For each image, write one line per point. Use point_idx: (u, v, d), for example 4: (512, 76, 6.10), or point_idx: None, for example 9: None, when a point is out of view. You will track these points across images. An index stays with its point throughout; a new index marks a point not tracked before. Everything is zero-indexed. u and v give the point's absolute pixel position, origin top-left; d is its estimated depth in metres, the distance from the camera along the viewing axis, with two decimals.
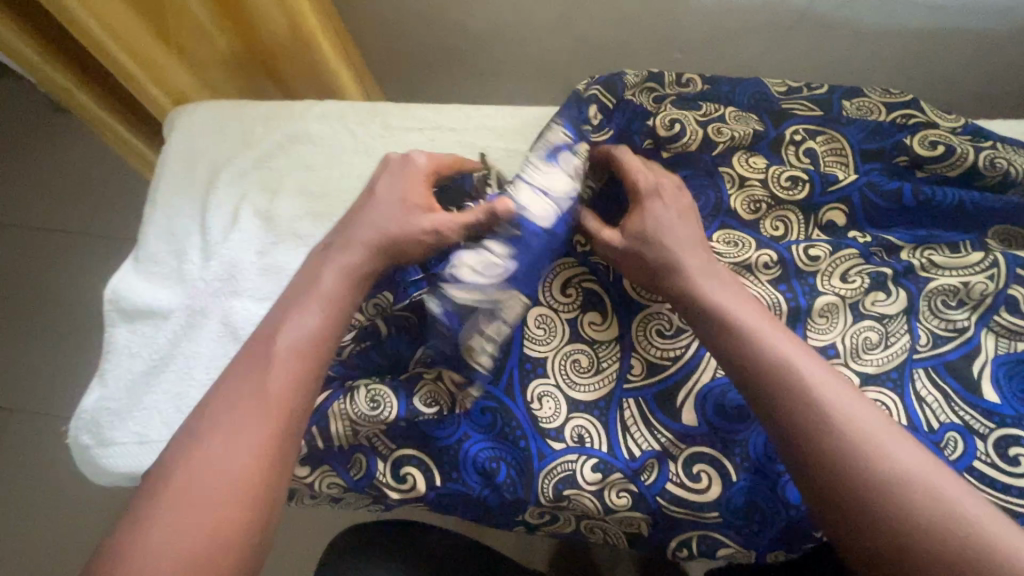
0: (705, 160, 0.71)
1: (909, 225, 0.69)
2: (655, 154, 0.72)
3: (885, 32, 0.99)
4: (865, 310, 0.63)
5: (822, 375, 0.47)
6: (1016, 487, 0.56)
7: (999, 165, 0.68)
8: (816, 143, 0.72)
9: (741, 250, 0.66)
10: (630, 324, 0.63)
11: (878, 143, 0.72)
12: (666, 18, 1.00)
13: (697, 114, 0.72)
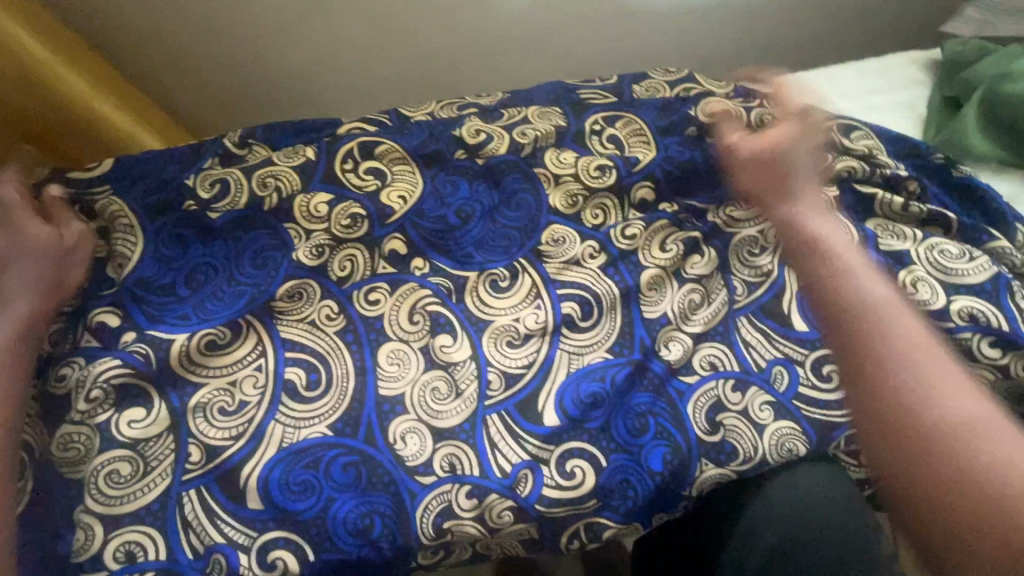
0: (517, 162, 0.73)
1: (712, 188, 0.74)
2: (470, 162, 0.74)
3: (670, 15, 1.11)
4: (687, 275, 0.67)
5: (885, 308, 0.60)
6: (834, 402, 0.62)
7: (766, 121, 0.77)
8: (616, 128, 0.77)
9: (565, 247, 0.69)
10: (481, 338, 0.64)
11: (670, 119, 0.78)
12: (476, 25, 1.05)
13: (500, 122, 0.77)
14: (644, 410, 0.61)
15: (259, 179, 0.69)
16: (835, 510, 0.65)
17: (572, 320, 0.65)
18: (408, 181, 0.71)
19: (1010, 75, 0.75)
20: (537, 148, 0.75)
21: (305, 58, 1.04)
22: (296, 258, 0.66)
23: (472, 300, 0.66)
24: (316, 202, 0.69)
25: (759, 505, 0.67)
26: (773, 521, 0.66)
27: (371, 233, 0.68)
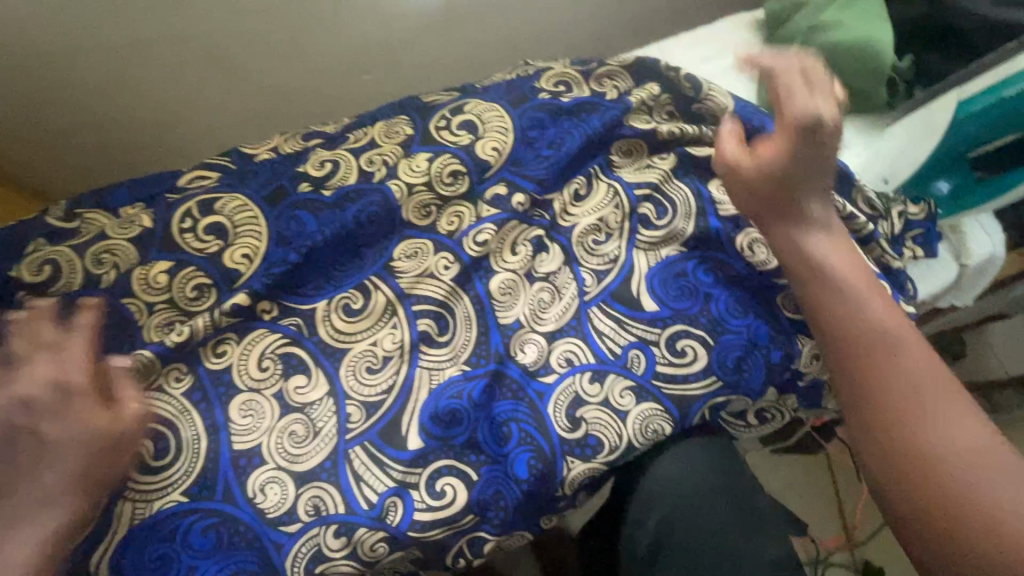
0: (368, 191, 0.68)
1: (569, 164, 0.71)
2: (318, 196, 0.68)
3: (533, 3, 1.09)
4: (538, 273, 0.67)
5: (868, 347, 0.51)
6: (691, 373, 0.64)
7: (606, 82, 0.76)
8: (466, 115, 0.72)
9: (419, 260, 0.67)
10: (338, 372, 0.64)
11: (513, 101, 0.74)
12: (334, 41, 1.00)
13: (347, 146, 0.72)
14: (506, 419, 0.61)
15: (93, 257, 0.63)
16: (720, 471, 0.66)
17: (429, 336, 0.65)
18: (247, 225, 0.66)
19: (821, 26, 0.77)
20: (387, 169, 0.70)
21: (159, 109, 1.00)
22: (145, 336, 0.62)
23: (327, 331, 0.65)
24: (154, 273, 0.63)
25: (656, 471, 0.67)
26: (668, 488, 0.66)
27: (218, 298, 0.64)
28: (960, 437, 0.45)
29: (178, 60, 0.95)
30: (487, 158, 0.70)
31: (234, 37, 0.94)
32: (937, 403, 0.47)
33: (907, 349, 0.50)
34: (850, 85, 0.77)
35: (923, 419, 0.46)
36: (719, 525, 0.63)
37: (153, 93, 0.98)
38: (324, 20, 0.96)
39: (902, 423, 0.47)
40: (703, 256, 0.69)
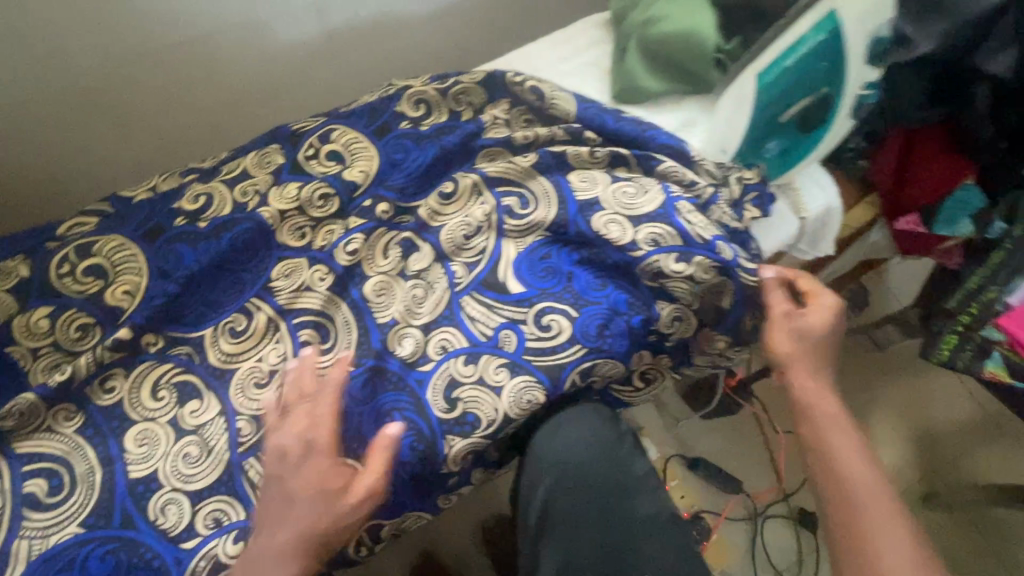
0: (242, 219, 0.72)
1: (432, 176, 0.77)
2: (194, 228, 0.72)
3: (415, 19, 1.13)
4: (410, 272, 0.72)
5: (847, 455, 0.61)
6: (558, 345, 0.69)
7: (462, 99, 0.82)
8: (332, 144, 0.77)
9: (295, 277, 0.71)
10: (228, 391, 0.67)
11: (376, 126, 0.79)
12: (221, 79, 1.03)
13: (221, 178, 0.76)
14: (389, 408, 0.66)
15: None
16: (602, 441, 0.72)
17: (311, 345, 0.69)
18: (127, 264, 0.69)
19: (650, 20, 0.84)
20: (259, 195, 0.74)
21: (48, 160, 1.00)
22: (32, 379, 0.65)
23: (216, 354, 0.68)
24: (36, 318, 0.66)
25: (543, 447, 0.72)
26: (556, 460, 0.71)
27: (102, 337, 0.67)
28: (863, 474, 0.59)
29: (69, 116, 0.97)
30: (355, 180, 0.75)
31: (121, 87, 0.97)
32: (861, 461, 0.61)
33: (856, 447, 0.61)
34: (687, 69, 0.83)
35: (879, 517, 0.57)
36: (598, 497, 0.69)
37: (45, 149, 0.99)
38: (207, 63, 1.00)
39: (878, 533, 0.56)
40: (566, 239, 0.74)
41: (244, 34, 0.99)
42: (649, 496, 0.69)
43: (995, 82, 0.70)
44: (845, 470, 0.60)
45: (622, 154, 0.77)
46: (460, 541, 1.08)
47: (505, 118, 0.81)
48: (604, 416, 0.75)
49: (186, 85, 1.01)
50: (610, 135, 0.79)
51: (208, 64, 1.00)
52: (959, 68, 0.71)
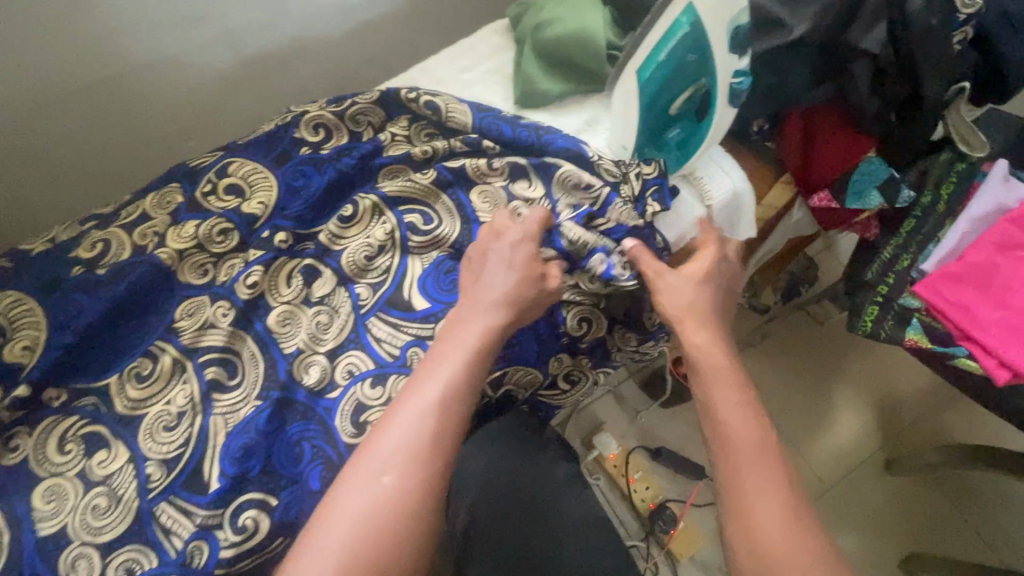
0: (140, 262, 0.71)
1: (332, 200, 0.77)
2: (92, 274, 0.71)
3: (333, 41, 1.10)
4: (314, 298, 0.72)
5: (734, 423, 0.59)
6: None
7: (362, 120, 0.82)
8: (230, 177, 0.77)
9: (198, 316, 0.71)
10: (136, 437, 0.66)
11: (275, 155, 0.79)
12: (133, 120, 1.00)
13: (118, 222, 0.75)
14: (298, 438, 0.66)
15: None
16: (521, 450, 0.76)
17: (219, 383, 0.68)
18: (23, 318, 0.68)
19: (543, 23, 0.85)
20: (157, 236, 0.73)
21: None
22: None
23: (122, 401, 0.68)
24: None
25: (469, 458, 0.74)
26: (478, 471, 0.74)
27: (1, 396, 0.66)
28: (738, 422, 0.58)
29: None
30: (254, 212, 0.75)
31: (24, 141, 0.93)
32: (734, 407, 0.59)
33: (736, 410, 0.59)
34: (584, 68, 0.84)
35: (754, 486, 0.54)
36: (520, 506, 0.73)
37: None
38: (115, 105, 0.97)
39: (757, 499, 0.54)
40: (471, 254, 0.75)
41: (153, 73, 0.96)
42: (563, 501, 0.75)
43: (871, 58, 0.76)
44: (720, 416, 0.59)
45: (520, 165, 0.76)
46: None
47: (405, 134, 0.81)
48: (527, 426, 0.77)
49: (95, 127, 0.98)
50: (510, 144, 0.79)
51: (116, 108, 0.97)
52: (834, 47, 0.76)
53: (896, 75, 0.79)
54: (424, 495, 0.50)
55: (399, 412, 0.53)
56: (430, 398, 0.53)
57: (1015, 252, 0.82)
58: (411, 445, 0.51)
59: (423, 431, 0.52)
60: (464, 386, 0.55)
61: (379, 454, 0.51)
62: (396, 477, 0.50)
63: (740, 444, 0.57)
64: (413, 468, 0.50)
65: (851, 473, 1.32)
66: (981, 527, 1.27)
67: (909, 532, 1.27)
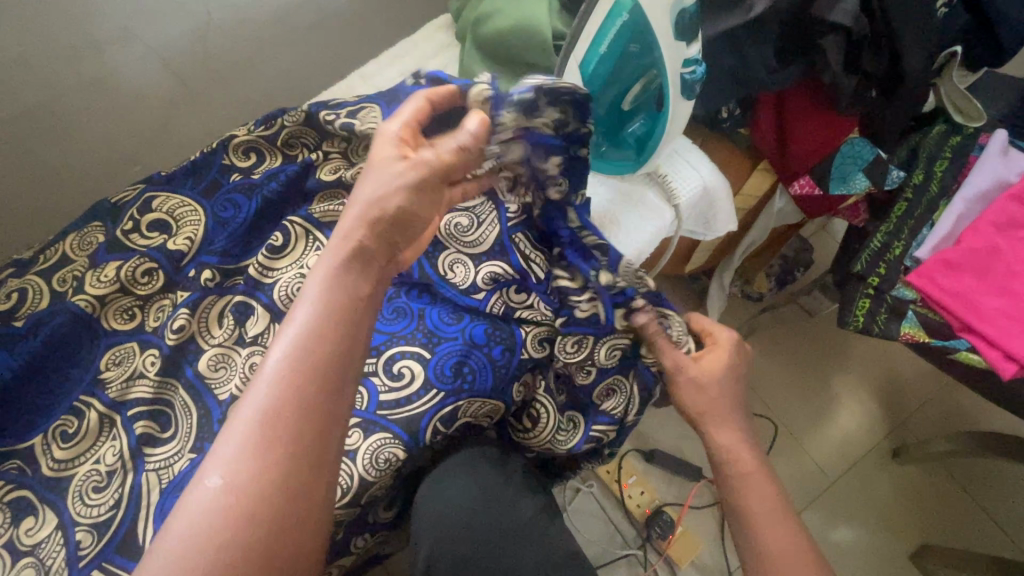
0: (59, 310, 0.66)
1: (265, 232, 0.73)
2: (9, 327, 0.66)
3: (275, 51, 1.04)
4: (247, 338, 0.67)
5: (753, 488, 0.57)
6: (414, 393, 0.64)
7: (296, 143, 0.76)
8: (153, 212, 0.71)
9: (126, 365, 0.66)
10: (64, 500, 0.62)
11: (202, 185, 0.73)
12: (64, 149, 0.94)
13: (37, 269, 0.70)
14: None
15: None
16: (487, 485, 0.65)
17: (151, 436, 0.64)
18: None
19: (482, 18, 0.78)
20: (78, 280, 0.68)
21: None
22: None
23: (48, 463, 0.63)
24: None
25: (429, 498, 0.64)
26: (436, 511, 0.63)
27: None
28: (768, 521, 0.55)
29: None
30: (180, 249, 0.69)
31: None
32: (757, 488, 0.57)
33: (752, 471, 0.58)
34: (526, 61, 0.76)
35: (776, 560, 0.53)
36: (484, 551, 0.61)
37: None
38: (44, 133, 0.91)
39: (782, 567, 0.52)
40: (415, 283, 0.69)
41: (82, 97, 0.90)
42: (539, 542, 0.62)
43: (844, 32, 0.69)
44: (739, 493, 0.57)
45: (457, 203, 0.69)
46: None
47: (339, 152, 0.75)
48: (492, 459, 0.67)
49: (28, 160, 0.92)
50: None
51: (47, 137, 0.91)
52: (802, 20, 0.70)
53: (871, 49, 0.72)
54: (290, 492, 0.40)
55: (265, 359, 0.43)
56: (291, 340, 0.43)
57: (1016, 232, 0.74)
58: (284, 399, 0.41)
59: (275, 430, 0.40)
60: (325, 343, 0.43)
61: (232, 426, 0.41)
62: (246, 473, 0.39)
63: (757, 508, 0.56)
64: (263, 450, 0.40)
65: (856, 465, 1.26)
66: (994, 514, 1.21)
67: (920, 523, 1.21)
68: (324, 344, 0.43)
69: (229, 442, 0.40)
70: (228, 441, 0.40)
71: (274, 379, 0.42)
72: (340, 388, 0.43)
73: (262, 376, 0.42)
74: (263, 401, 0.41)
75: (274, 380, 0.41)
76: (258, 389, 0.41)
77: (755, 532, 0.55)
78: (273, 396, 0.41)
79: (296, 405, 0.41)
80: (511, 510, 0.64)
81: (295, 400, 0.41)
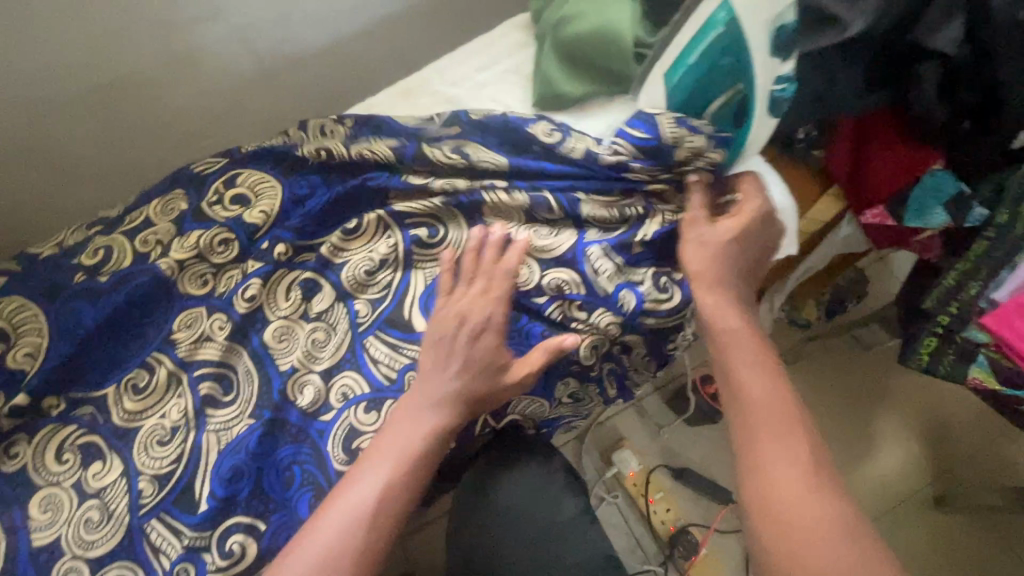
0: (143, 269, 0.71)
1: (332, 214, 0.74)
2: (96, 282, 0.70)
3: (350, 37, 1.07)
4: (312, 313, 0.70)
5: (762, 430, 0.54)
6: None
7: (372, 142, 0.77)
8: (236, 187, 0.75)
9: (196, 327, 0.69)
10: (130, 450, 0.65)
11: (282, 167, 0.77)
12: (148, 119, 0.99)
13: (124, 229, 0.74)
14: (289, 462, 0.64)
15: None
16: (531, 479, 0.66)
17: (213, 398, 0.67)
18: (32, 324, 0.68)
19: (564, 21, 0.78)
20: (162, 245, 0.72)
21: None
22: None
23: (117, 413, 0.67)
24: None
25: (472, 482, 0.66)
26: (481, 496, 0.65)
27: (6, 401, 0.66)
28: (777, 474, 0.51)
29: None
30: (255, 222, 0.72)
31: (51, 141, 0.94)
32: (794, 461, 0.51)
33: (762, 412, 0.55)
34: (609, 68, 0.76)
35: (785, 513, 0.49)
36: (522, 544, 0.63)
37: None
38: (131, 100, 0.96)
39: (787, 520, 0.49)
40: None
41: (170, 68, 0.95)
42: (577, 542, 0.63)
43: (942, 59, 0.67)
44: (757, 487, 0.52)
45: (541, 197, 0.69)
46: None
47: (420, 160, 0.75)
48: (537, 457, 0.68)
49: (117, 125, 0.97)
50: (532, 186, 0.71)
51: (136, 103, 0.96)
52: (893, 46, 0.69)
53: (969, 79, 0.69)
54: None
55: (344, 495, 0.56)
56: (364, 495, 0.56)
57: None
58: (352, 541, 0.54)
59: (338, 564, 0.53)
60: (388, 503, 0.56)
61: (310, 547, 0.54)
62: None
63: (760, 453, 0.53)
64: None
65: (895, 508, 1.21)
66: None
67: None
68: (389, 501, 0.56)
69: (301, 560, 0.53)
70: (305, 558, 0.53)
71: (348, 519, 0.54)
72: (388, 541, 0.56)
73: (340, 512, 0.55)
74: (335, 537, 0.54)
75: (348, 520, 0.54)
76: (336, 522, 0.54)
77: (755, 476, 0.52)
78: (343, 536, 0.54)
79: (357, 546, 0.54)
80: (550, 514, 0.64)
81: (359, 544, 0.54)
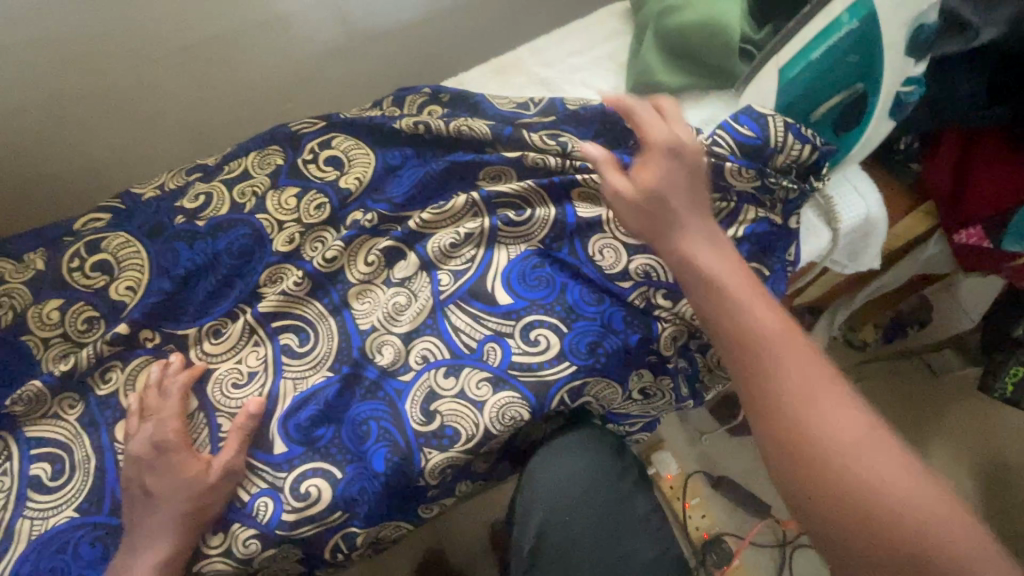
0: (238, 219, 0.73)
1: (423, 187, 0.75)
2: (194, 226, 0.73)
3: (435, 14, 1.09)
4: (394, 279, 0.71)
5: (811, 418, 0.48)
6: (545, 361, 0.65)
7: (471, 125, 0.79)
8: (332, 150, 0.77)
9: (282, 281, 0.71)
10: (205, 389, 0.68)
11: (376, 133, 0.79)
12: (241, 77, 1.01)
13: (223, 179, 0.77)
14: (366, 417, 0.65)
15: None
16: (606, 466, 0.66)
17: (289, 348, 0.69)
18: (133, 260, 0.71)
19: (667, 10, 0.78)
20: (258, 197, 0.75)
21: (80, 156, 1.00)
22: (46, 368, 0.68)
23: (196, 352, 0.70)
24: (47, 309, 0.69)
25: (548, 465, 0.65)
26: (557, 479, 0.64)
27: (106, 330, 0.69)
28: (847, 464, 0.45)
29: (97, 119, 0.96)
30: (349, 187, 0.74)
31: (150, 93, 0.96)
32: (875, 458, 0.45)
33: (803, 399, 0.49)
34: (706, 62, 0.76)
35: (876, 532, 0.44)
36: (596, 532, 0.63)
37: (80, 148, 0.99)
38: (229, 58, 0.98)
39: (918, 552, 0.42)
40: (560, 260, 0.70)
41: (269, 31, 0.97)
42: (648, 535, 0.64)
43: None
44: (830, 508, 0.45)
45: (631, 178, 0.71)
46: (466, 549, 1.06)
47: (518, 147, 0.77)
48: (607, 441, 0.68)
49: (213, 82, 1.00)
50: None
51: (233, 62, 0.98)
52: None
53: None
54: None
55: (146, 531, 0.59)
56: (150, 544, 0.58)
57: None
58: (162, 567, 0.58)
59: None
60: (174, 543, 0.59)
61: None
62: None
63: (816, 429, 0.47)
64: None
65: None
66: None
67: None
68: (179, 532, 0.60)
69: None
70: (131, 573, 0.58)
71: (157, 547, 0.58)
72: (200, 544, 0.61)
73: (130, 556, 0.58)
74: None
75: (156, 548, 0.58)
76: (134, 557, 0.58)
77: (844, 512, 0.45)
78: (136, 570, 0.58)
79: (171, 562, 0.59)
80: (619, 498, 0.65)
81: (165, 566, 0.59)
